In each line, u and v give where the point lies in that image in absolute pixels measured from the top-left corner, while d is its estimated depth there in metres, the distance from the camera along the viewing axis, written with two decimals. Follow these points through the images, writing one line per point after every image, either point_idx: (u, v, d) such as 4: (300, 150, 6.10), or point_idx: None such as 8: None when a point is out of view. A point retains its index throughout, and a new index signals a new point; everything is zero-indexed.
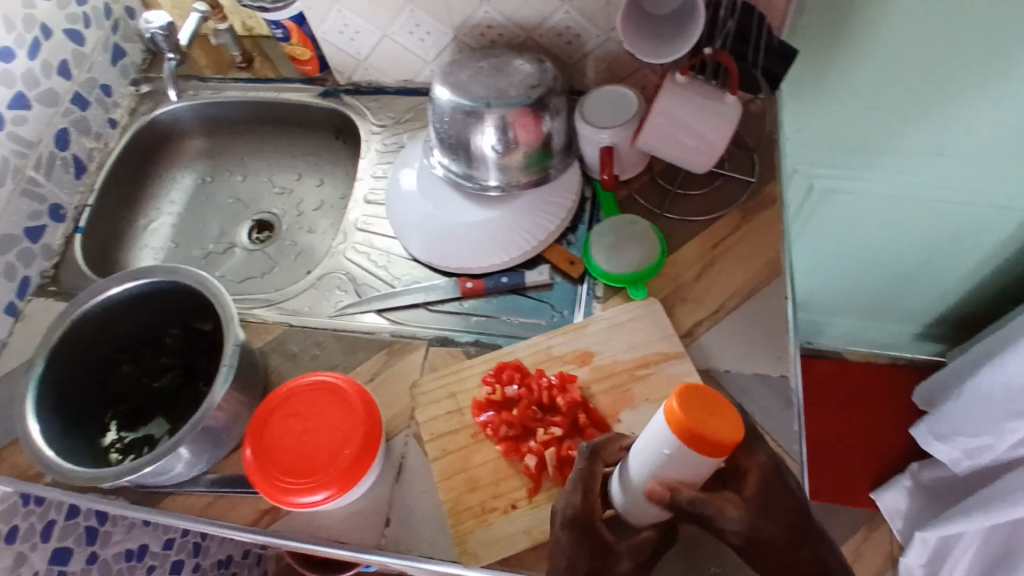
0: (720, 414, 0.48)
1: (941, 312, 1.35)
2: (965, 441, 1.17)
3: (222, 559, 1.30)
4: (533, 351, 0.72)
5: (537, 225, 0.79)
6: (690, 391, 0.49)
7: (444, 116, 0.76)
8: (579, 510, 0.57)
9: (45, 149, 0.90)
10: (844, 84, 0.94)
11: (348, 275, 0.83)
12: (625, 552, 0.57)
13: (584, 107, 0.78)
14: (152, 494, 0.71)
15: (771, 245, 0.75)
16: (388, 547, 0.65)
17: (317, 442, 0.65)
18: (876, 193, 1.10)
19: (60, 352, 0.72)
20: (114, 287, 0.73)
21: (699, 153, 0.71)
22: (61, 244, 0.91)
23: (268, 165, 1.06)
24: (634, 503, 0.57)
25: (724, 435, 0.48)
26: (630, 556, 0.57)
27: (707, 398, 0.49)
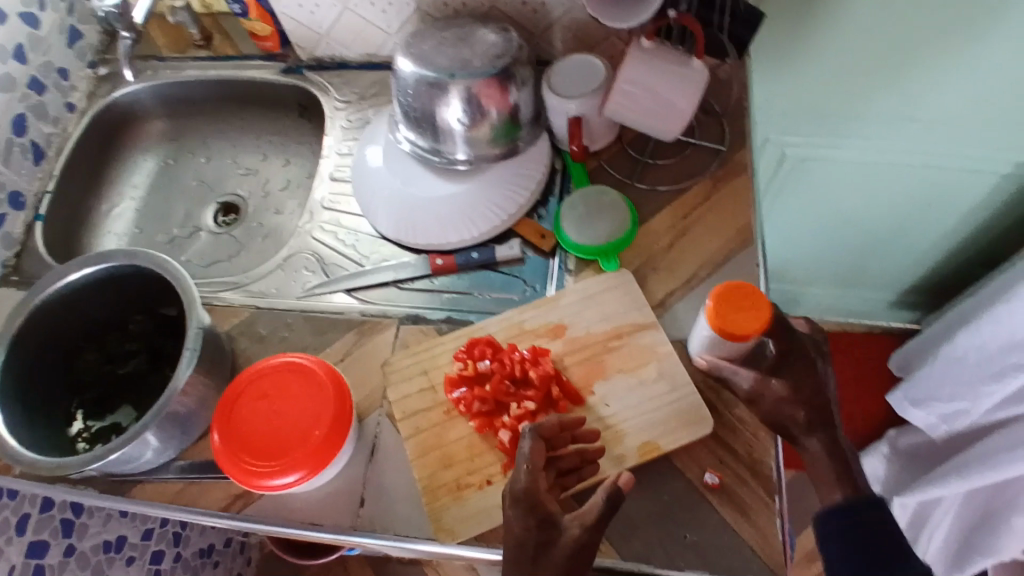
0: (748, 309, 0.60)
1: (915, 279, 1.36)
2: (941, 406, 1.17)
3: (204, 547, 1.29)
4: (505, 325, 0.71)
5: (506, 199, 0.78)
6: (735, 287, 0.60)
7: (408, 89, 0.74)
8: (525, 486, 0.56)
9: (1, 136, 0.87)
10: (816, 50, 0.93)
11: (316, 256, 0.81)
12: (572, 522, 0.55)
13: (551, 76, 0.77)
14: (120, 483, 0.70)
15: (742, 212, 0.75)
16: (363, 527, 0.64)
17: (286, 424, 0.64)
18: (848, 161, 1.10)
19: (21, 341, 0.70)
20: (75, 272, 0.71)
21: (669, 118, 0.69)
22: (22, 232, 0.89)
23: (232, 146, 1.04)
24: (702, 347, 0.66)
25: (749, 324, 0.59)
26: (578, 524, 0.55)
27: (742, 295, 0.60)
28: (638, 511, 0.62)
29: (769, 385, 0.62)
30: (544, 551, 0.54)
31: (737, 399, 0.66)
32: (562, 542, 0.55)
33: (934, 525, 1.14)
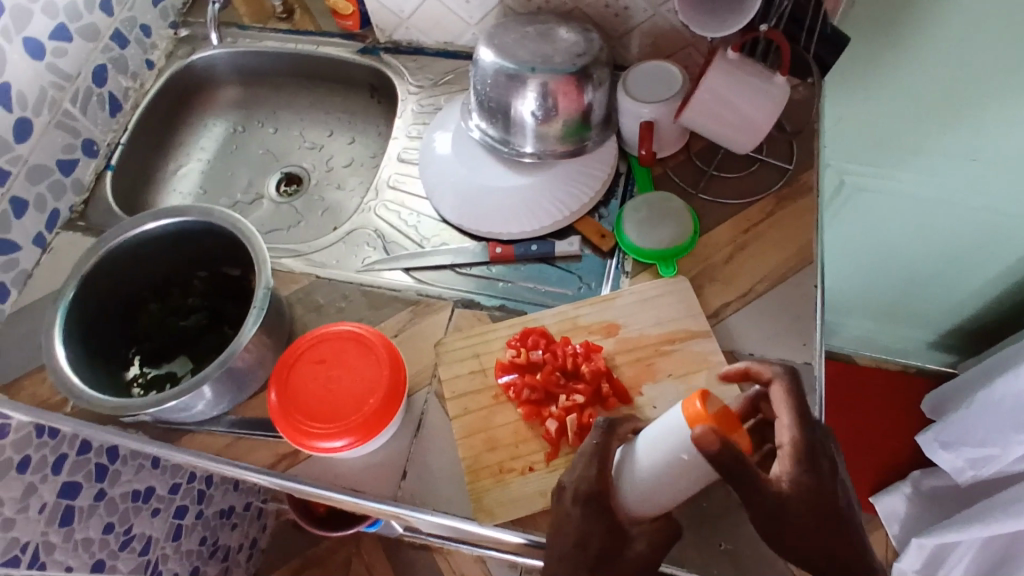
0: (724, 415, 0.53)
1: (956, 321, 1.35)
2: (970, 450, 1.16)
3: (224, 509, 1.32)
4: (559, 319, 0.72)
5: (570, 196, 0.79)
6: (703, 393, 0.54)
7: (486, 78, 0.76)
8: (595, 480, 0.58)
9: (82, 84, 0.89)
10: (887, 79, 0.93)
11: (377, 232, 0.83)
12: (640, 537, 0.57)
13: (627, 81, 0.78)
14: (171, 431, 0.72)
15: (804, 233, 0.75)
16: (404, 499, 0.66)
17: (342, 390, 0.66)
18: (904, 195, 1.10)
19: (90, 283, 0.72)
20: (150, 222, 0.74)
21: (743, 131, 0.71)
22: (92, 179, 0.91)
23: (300, 119, 1.06)
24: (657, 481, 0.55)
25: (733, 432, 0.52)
26: (645, 541, 0.57)
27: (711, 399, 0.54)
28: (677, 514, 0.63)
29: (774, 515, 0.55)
30: (609, 559, 0.56)
31: None
32: (629, 555, 0.56)
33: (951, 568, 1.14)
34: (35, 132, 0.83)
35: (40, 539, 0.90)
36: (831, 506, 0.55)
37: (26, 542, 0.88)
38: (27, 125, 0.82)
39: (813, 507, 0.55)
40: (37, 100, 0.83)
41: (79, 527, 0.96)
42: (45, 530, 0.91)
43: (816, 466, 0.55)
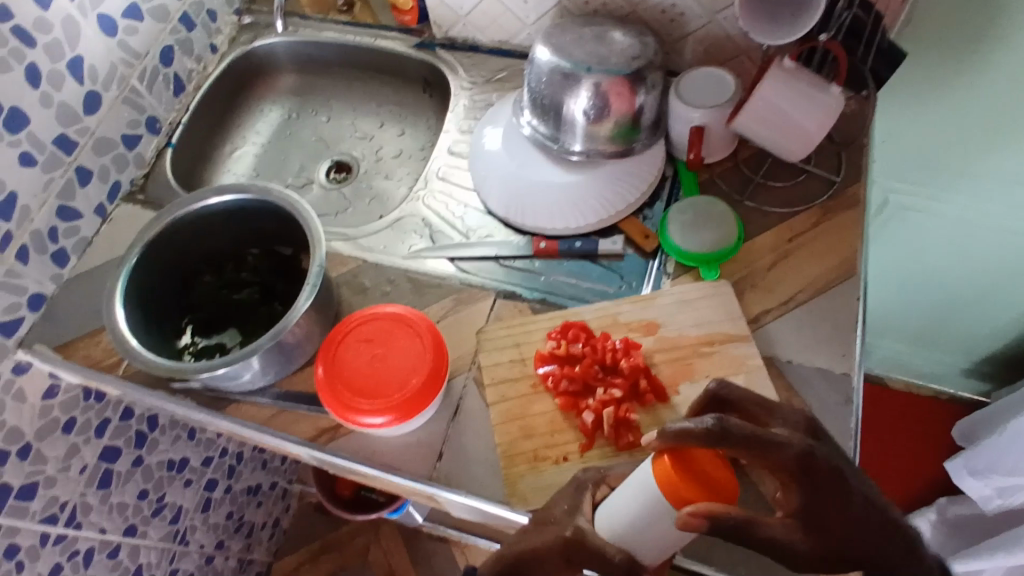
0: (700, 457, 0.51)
1: (994, 349, 1.33)
2: (1000, 479, 1.14)
3: (252, 486, 1.35)
4: (600, 315, 0.74)
5: (616, 195, 0.80)
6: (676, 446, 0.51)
7: (541, 76, 0.77)
8: (582, 481, 0.61)
9: (149, 63, 0.92)
10: (938, 97, 0.93)
11: (424, 221, 0.85)
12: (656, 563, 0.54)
13: (679, 85, 0.80)
14: (218, 399, 0.74)
15: (848, 246, 0.76)
16: (438, 480, 0.68)
17: (387, 369, 0.68)
18: (947, 216, 1.09)
19: (152, 250, 0.76)
20: (213, 197, 0.78)
21: (795, 138, 0.74)
22: (152, 155, 0.95)
23: (353, 109, 1.09)
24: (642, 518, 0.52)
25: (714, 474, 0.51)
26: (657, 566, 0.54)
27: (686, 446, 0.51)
28: None
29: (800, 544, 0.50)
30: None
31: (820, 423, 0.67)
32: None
33: None
34: (103, 105, 0.87)
35: (78, 499, 0.91)
36: (842, 513, 0.51)
37: (65, 501, 0.90)
38: (96, 99, 0.85)
39: (824, 519, 0.50)
40: (108, 76, 0.86)
41: (115, 491, 0.97)
42: (83, 491, 0.92)
43: (820, 483, 0.50)
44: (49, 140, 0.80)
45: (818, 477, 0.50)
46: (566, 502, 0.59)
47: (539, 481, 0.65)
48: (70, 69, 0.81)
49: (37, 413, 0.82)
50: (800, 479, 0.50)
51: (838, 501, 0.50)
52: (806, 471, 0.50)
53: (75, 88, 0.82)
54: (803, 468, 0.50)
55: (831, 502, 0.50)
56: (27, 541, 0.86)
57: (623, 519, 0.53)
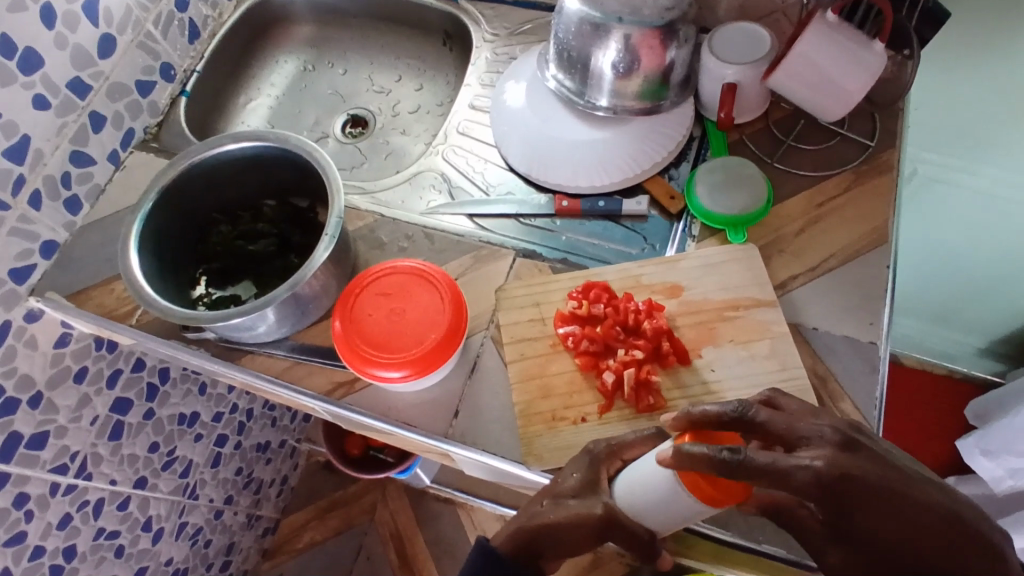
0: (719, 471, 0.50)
1: (1012, 330, 1.31)
2: (1013, 460, 1.14)
3: (261, 443, 1.35)
4: (623, 276, 0.72)
5: (641, 154, 0.78)
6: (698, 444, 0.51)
7: (570, 26, 0.73)
8: (595, 454, 0.60)
9: (164, 7, 0.89)
10: (982, 63, 0.90)
11: (443, 176, 0.83)
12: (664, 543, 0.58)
13: (712, 40, 0.77)
14: (232, 350, 0.74)
15: (880, 213, 0.74)
16: (454, 437, 0.67)
17: (404, 324, 0.67)
18: (978, 190, 1.06)
19: (167, 196, 0.75)
20: (231, 144, 0.75)
21: (835, 99, 0.73)
22: (166, 104, 0.93)
23: (370, 62, 1.06)
24: (655, 505, 0.54)
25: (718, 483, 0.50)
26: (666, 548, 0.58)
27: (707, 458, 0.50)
28: None
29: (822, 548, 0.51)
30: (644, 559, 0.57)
31: (844, 392, 0.66)
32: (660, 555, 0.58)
33: None
34: (117, 50, 0.84)
35: (89, 450, 0.91)
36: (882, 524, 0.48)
37: (76, 452, 0.90)
38: (110, 43, 0.83)
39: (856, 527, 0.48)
40: (123, 19, 0.84)
41: (126, 443, 0.97)
42: (95, 442, 0.92)
43: (855, 504, 0.48)
44: (62, 83, 0.78)
45: (852, 499, 0.48)
46: (579, 474, 0.59)
47: (555, 439, 0.64)
48: (85, 11, 0.78)
49: (48, 361, 0.81)
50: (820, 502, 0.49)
51: (888, 520, 0.48)
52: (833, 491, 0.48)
53: (89, 30, 0.80)
54: (827, 492, 0.48)
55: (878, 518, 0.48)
56: (37, 489, 0.86)
57: (640, 498, 0.55)
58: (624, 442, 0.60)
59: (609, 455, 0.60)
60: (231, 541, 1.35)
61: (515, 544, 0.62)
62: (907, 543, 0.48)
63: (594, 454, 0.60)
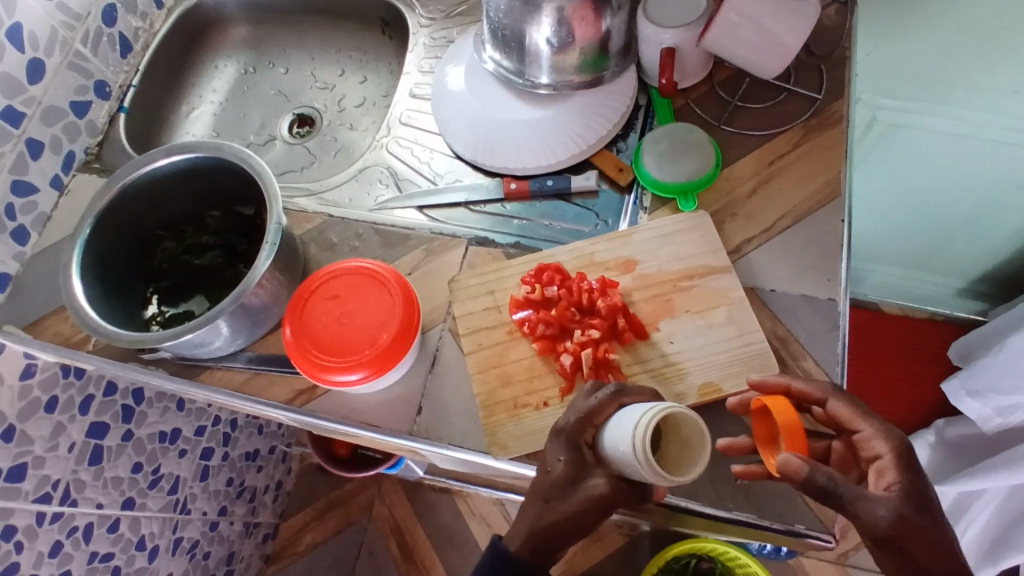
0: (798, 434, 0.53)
1: (988, 268, 1.31)
2: (999, 398, 1.12)
3: (249, 451, 1.34)
4: (576, 255, 0.71)
5: (586, 129, 0.77)
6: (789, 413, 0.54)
7: (500, 5, 0.71)
8: (566, 438, 0.58)
9: (92, 23, 0.86)
10: (930, 5, 0.88)
11: (390, 170, 0.82)
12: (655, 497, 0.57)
13: (648, 5, 0.75)
14: (191, 367, 0.72)
15: (831, 166, 0.73)
16: (419, 434, 0.66)
17: (355, 325, 0.66)
18: (941, 131, 1.05)
19: (106, 219, 0.73)
20: (163, 159, 0.74)
21: (771, 54, 0.72)
22: (106, 122, 0.90)
23: (311, 59, 1.05)
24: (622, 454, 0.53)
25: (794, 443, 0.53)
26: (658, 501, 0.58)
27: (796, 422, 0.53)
28: None
29: (885, 512, 0.51)
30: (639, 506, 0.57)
31: (805, 351, 0.66)
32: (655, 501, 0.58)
33: (972, 515, 1.13)
34: (48, 73, 0.81)
35: (70, 477, 0.90)
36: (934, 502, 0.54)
37: (57, 480, 0.88)
38: (39, 67, 0.80)
39: (925, 501, 0.53)
40: (49, 41, 0.81)
41: (108, 466, 0.96)
42: (74, 469, 0.90)
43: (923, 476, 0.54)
44: None
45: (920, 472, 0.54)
46: (565, 458, 0.57)
47: (525, 424, 0.64)
48: (9, 37, 0.76)
49: (16, 394, 0.80)
50: (917, 470, 0.54)
51: (933, 499, 0.54)
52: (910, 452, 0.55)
53: (16, 56, 0.77)
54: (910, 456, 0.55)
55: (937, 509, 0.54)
56: (23, 521, 0.84)
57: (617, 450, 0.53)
58: (596, 408, 0.58)
59: (581, 424, 0.58)
60: (231, 551, 1.35)
61: (527, 543, 0.60)
62: (940, 524, 0.53)
63: (569, 435, 0.58)
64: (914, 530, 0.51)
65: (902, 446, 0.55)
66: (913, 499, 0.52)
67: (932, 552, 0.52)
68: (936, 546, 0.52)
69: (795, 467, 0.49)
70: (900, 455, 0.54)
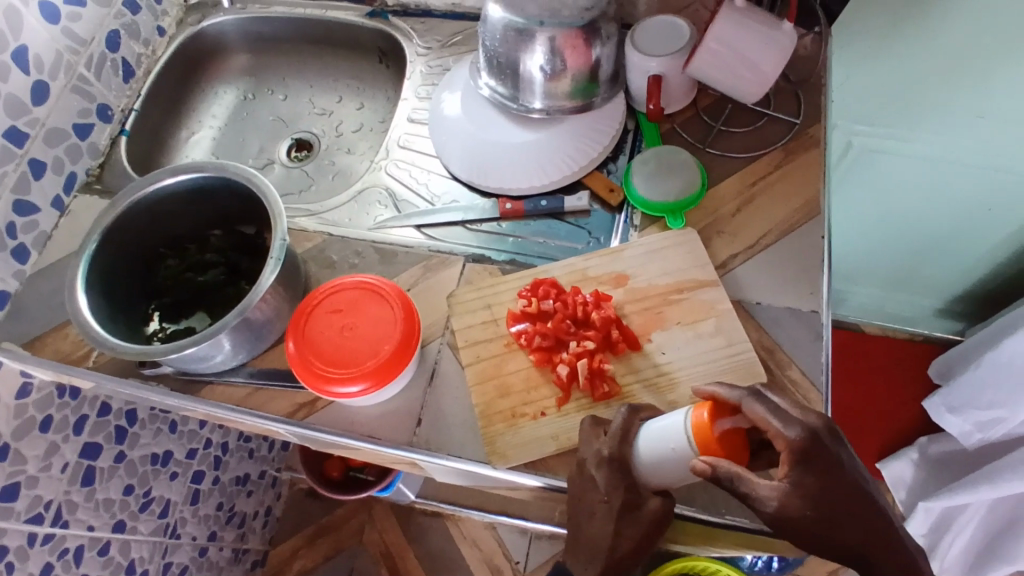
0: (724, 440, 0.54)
1: (963, 288, 1.36)
2: (977, 413, 1.15)
3: (240, 476, 1.33)
4: (569, 271, 0.73)
5: (577, 151, 0.80)
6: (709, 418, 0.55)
7: (495, 34, 0.75)
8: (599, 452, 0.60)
9: (96, 49, 0.89)
10: (897, 36, 0.94)
11: (388, 190, 0.84)
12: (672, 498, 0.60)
13: (635, 35, 0.80)
14: (192, 383, 0.74)
15: (811, 186, 0.77)
16: (419, 445, 0.68)
17: (357, 338, 0.68)
18: (912, 156, 1.10)
19: (111, 236, 0.75)
20: (169, 178, 0.76)
21: (751, 80, 0.77)
22: (107, 145, 0.92)
23: (310, 86, 1.08)
24: (664, 461, 0.57)
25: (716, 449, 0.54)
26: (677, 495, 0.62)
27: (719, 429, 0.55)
28: None
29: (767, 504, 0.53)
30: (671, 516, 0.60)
31: (791, 361, 0.68)
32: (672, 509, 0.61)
33: (957, 530, 1.16)
34: (52, 95, 0.83)
35: (63, 497, 0.90)
36: (833, 493, 0.55)
37: (49, 500, 0.88)
38: (44, 89, 0.82)
39: (820, 493, 0.54)
40: (54, 64, 0.83)
41: (100, 487, 0.96)
42: (67, 489, 0.90)
43: (825, 471, 0.54)
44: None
45: (819, 468, 0.54)
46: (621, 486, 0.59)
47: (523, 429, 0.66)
48: (15, 59, 0.78)
49: (11, 412, 0.80)
50: (813, 461, 0.54)
51: (832, 492, 0.55)
52: (812, 451, 0.54)
53: (22, 78, 0.79)
54: (810, 455, 0.54)
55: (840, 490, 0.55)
56: (15, 541, 0.84)
57: (661, 457, 0.57)
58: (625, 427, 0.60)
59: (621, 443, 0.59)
60: None
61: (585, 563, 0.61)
62: (835, 513, 0.55)
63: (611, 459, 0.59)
64: (795, 521, 0.54)
65: (799, 449, 0.54)
66: (802, 493, 0.54)
67: (820, 537, 0.55)
68: (827, 532, 0.55)
69: (700, 470, 0.52)
70: (801, 450, 0.54)
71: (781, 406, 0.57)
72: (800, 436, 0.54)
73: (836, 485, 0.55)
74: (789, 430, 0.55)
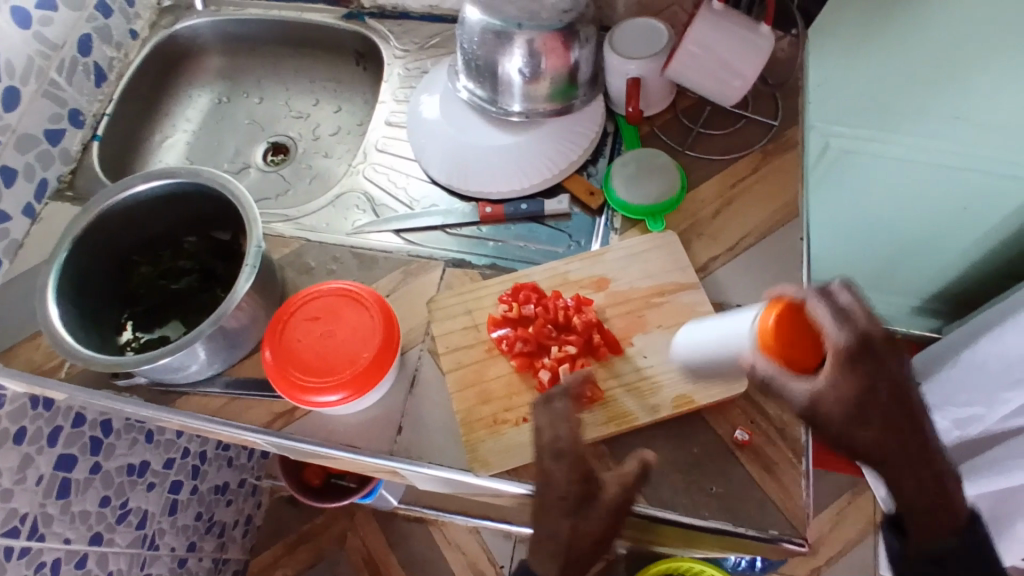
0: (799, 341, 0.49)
1: (939, 287, 1.38)
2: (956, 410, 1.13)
3: (219, 485, 1.31)
4: (550, 275, 0.73)
5: (557, 154, 0.79)
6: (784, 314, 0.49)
7: (473, 36, 0.74)
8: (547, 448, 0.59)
9: (67, 53, 0.87)
10: (873, 39, 0.95)
11: (366, 195, 0.83)
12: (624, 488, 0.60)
13: (613, 38, 0.79)
14: (166, 393, 0.72)
15: (790, 187, 0.77)
16: (399, 453, 0.67)
17: (336, 345, 0.67)
18: (889, 157, 1.11)
19: (82, 243, 0.73)
20: (141, 184, 0.74)
21: (729, 83, 0.77)
22: (79, 150, 0.90)
23: (286, 89, 1.06)
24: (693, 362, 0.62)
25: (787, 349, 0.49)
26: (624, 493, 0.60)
27: (792, 324, 0.49)
28: (669, 465, 0.65)
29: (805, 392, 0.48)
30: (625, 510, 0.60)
31: None
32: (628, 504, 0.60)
33: None
34: (23, 101, 0.81)
35: (38, 511, 0.88)
36: (881, 396, 0.48)
37: (25, 514, 0.86)
38: (15, 95, 0.80)
39: (868, 394, 0.47)
40: (24, 69, 0.81)
41: (76, 500, 0.94)
42: (43, 502, 0.88)
43: (876, 371, 0.47)
44: None
45: (872, 365, 0.47)
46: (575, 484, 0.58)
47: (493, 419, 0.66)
48: None
49: None
50: (866, 367, 0.47)
51: (882, 398, 0.48)
52: (865, 350, 0.47)
53: None
54: (865, 351, 0.47)
55: (889, 392, 0.48)
56: None
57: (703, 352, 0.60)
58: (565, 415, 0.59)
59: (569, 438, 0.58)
60: None
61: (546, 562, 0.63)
62: (876, 420, 0.48)
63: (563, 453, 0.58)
64: (824, 418, 0.49)
65: (853, 347, 0.47)
66: (845, 392, 0.47)
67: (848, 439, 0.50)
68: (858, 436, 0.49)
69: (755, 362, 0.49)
70: (846, 361, 0.47)
71: (849, 309, 0.48)
72: (852, 339, 0.47)
73: (887, 386, 0.48)
74: (836, 340, 0.47)
